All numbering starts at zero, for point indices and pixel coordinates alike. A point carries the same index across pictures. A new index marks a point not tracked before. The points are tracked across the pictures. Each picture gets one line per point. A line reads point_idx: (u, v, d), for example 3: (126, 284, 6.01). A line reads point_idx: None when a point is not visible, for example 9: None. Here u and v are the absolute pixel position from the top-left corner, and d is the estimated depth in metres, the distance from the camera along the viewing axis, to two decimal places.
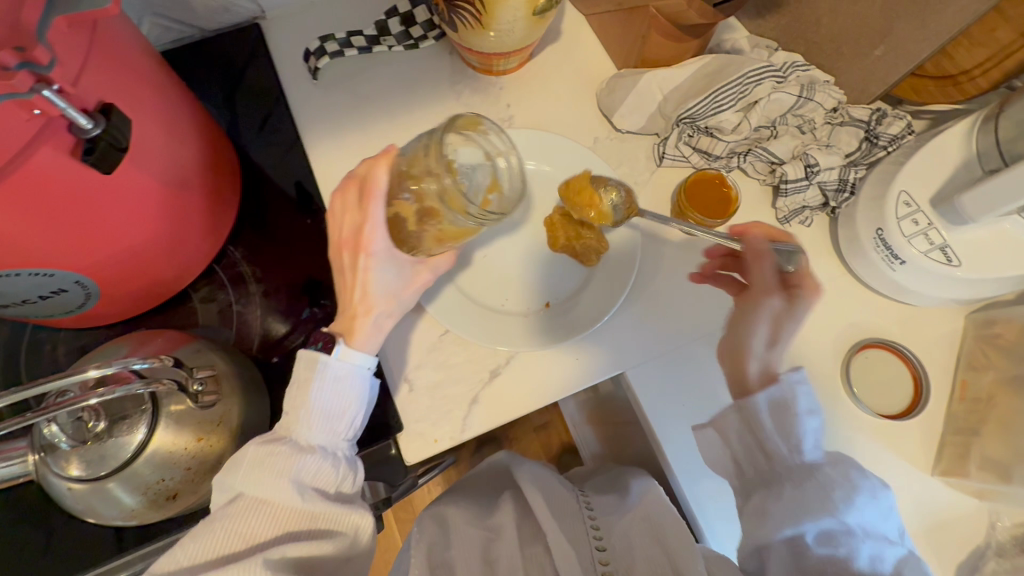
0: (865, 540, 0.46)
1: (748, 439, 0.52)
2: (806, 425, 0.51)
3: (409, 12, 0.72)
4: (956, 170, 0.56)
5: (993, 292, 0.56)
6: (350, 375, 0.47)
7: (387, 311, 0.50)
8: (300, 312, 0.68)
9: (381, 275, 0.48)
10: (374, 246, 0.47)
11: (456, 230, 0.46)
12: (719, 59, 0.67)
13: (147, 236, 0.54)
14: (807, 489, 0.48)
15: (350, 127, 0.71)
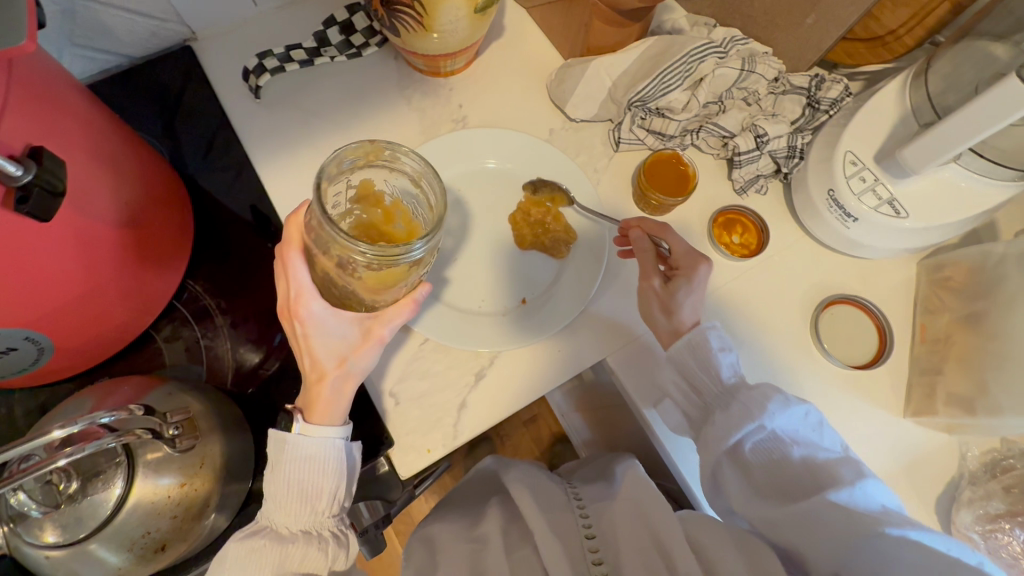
0: (797, 447, 0.48)
1: (681, 381, 0.55)
2: (722, 359, 0.53)
3: (348, 19, 0.70)
4: (895, 126, 0.58)
5: (940, 238, 0.60)
6: (319, 452, 0.48)
7: (343, 374, 0.49)
8: (271, 338, 0.66)
9: (323, 337, 0.48)
10: (303, 313, 0.47)
11: (380, 276, 0.43)
12: (662, 41, 0.68)
13: (93, 282, 0.51)
14: (731, 410, 0.50)
15: (301, 144, 0.69)
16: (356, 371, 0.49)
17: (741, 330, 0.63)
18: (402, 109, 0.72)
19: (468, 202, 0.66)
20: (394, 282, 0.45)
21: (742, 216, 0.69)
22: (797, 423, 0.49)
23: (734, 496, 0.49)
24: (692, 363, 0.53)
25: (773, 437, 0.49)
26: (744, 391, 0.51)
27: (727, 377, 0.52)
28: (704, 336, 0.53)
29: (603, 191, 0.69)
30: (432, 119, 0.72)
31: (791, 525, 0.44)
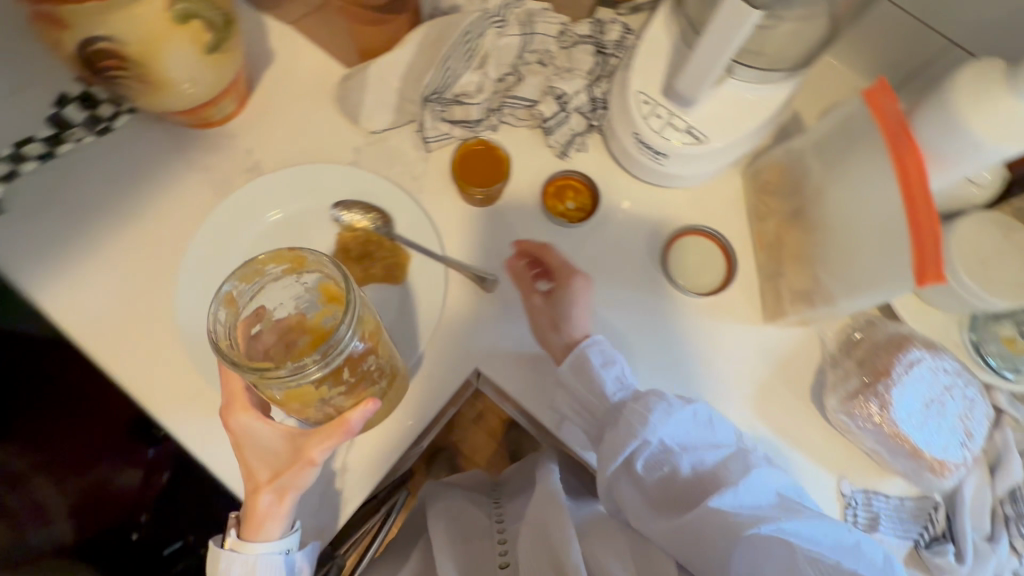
0: (686, 454, 0.50)
1: (572, 403, 0.56)
2: (607, 375, 0.54)
3: (84, 91, 0.59)
4: (672, 54, 0.57)
5: (747, 148, 0.61)
6: (254, 567, 0.48)
7: (276, 489, 0.47)
8: (144, 456, 0.74)
9: (257, 451, 0.48)
10: (241, 425, 0.48)
11: (296, 390, 0.43)
12: (434, 27, 0.61)
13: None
14: (619, 427, 0.51)
15: (75, 249, 0.60)
16: (289, 486, 0.47)
17: (599, 294, 0.63)
18: (183, 174, 0.63)
19: None
20: (319, 392, 0.44)
21: (571, 179, 0.67)
22: (684, 424, 0.51)
23: (630, 507, 0.50)
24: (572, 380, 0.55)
25: (663, 448, 0.50)
26: (628, 405, 0.51)
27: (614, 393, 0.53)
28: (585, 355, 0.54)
29: (427, 197, 0.65)
30: (221, 176, 0.64)
31: (679, 533, 0.47)
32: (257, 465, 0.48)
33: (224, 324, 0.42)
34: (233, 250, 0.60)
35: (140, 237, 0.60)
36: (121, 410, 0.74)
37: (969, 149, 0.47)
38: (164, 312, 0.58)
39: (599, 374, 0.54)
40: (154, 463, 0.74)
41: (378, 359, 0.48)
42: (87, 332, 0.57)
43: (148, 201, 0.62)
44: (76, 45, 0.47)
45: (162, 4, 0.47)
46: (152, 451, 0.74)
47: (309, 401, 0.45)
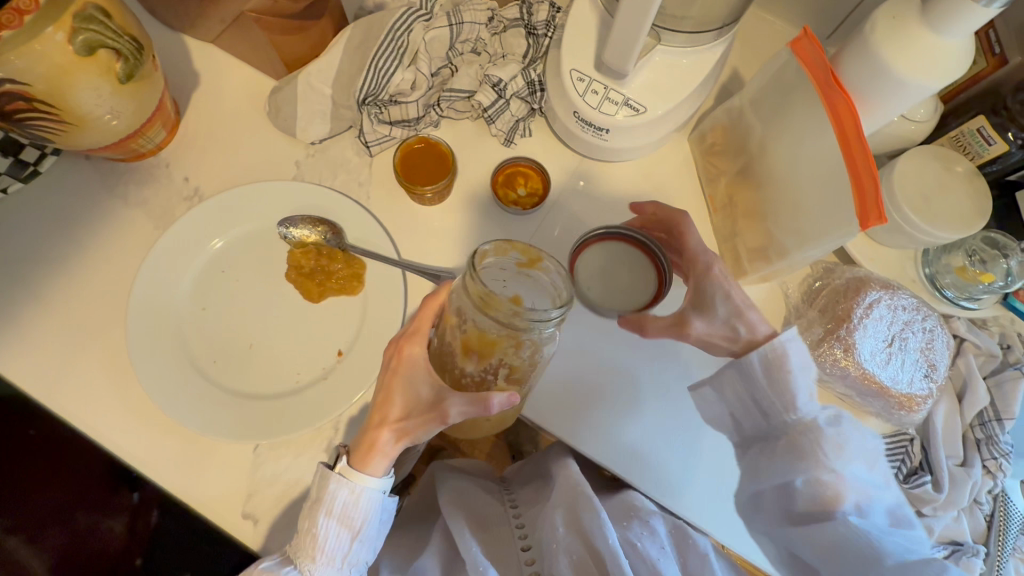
0: (853, 484, 0.46)
1: (744, 393, 0.51)
2: (799, 381, 0.48)
3: (2, 137, 0.56)
4: (599, 26, 0.57)
5: (687, 113, 0.61)
6: (357, 500, 0.43)
7: (398, 431, 0.42)
8: (128, 503, 0.76)
9: (408, 383, 0.43)
10: (400, 358, 0.44)
11: (485, 336, 0.39)
12: (358, 28, 0.61)
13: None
14: (801, 443, 0.48)
15: (14, 305, 0.58)
16: (412, 435, 0.42)
17: None
18: (121, 211, 0.61)
19: (239, 282, 0.59)
20: (500, 353, 0.41)
21: (518, 166, 0.66)
22: (860, 454, 0.48)
23: (773, 519, 0.50)
24: (760, 378, 0.50)
25: (836, 477, 0.46)
26: (818, 430, 0.48)
27: (784, 407, 0.49)
28: (784, 353, 0.49)
29: (375, 203, 0.64)
30: (162, 208, 0.62)
31: (817, 556, 0.47)
32: (395, 396, 0.43)
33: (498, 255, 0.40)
34: (182, 281, 0.58)
35: (85, 281, 0.59)
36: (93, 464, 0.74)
37: (895, 88, 0.47)
38: (120, 355, 0.57)
39: (798, 378, 0.48)
40: (142, 505, 0.77)
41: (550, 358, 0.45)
42: (39, 386, 0.56)
43: (88, 244, 0.60)
44: None
45: (62, 37, 0.46)
46: (137, 494, 0.77)
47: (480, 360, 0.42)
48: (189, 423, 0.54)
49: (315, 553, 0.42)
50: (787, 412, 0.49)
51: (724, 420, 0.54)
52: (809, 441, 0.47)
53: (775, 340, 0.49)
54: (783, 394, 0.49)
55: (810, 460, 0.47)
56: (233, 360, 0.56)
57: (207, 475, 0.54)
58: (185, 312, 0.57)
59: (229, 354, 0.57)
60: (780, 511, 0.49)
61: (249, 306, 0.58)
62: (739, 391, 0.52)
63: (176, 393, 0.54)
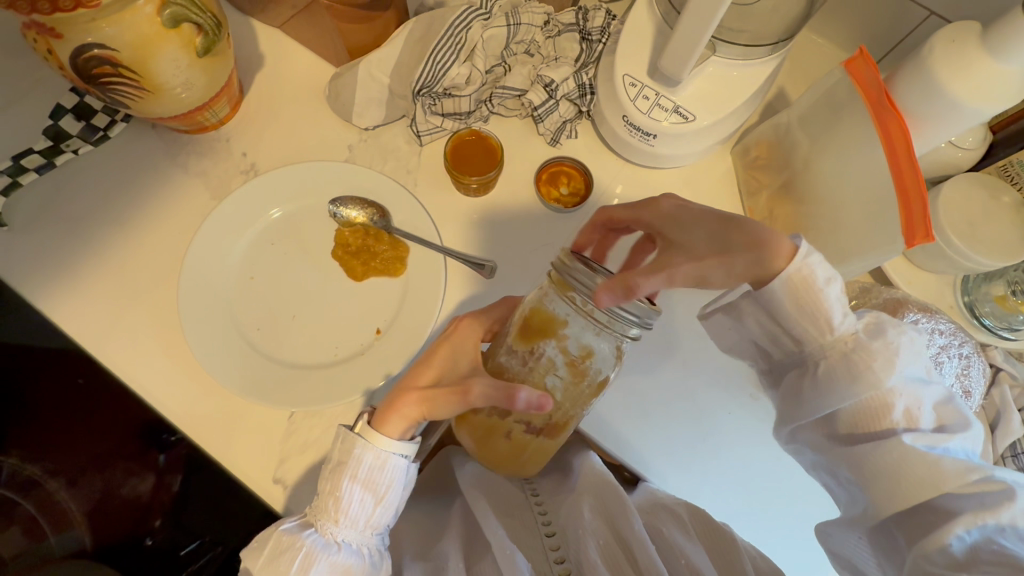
0: (901, 396, 0.41)
1: (765, 321, 0.46)
2: (830, 297, 0.42)
3: (78, 102, 0.61)
4: (654, 35, 0.58)
5: (734, 125, 0.62)
6: (382, 464, 0.43)
7: (422, 397, 0.44)
8: (157, 461, 0.72)
9: (454, 356, 0.47)
10: (455, 336, 0.48)
11: (550, 321, 0.43)
12: (420, 22, 0.64)
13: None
14: (840, 361, 0.43)
15: (74, 260, 0.60)
16: (434, 404, 0.43)
17: None
18: (181, 179, 0.64)
19: (286, 257, 0.61)
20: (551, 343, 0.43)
21: (562, 165, 0.68)
22: (909, 360, 0.42)
23: (814, 437, 0.46)
24: (785, 306, 0.43)
25: (881, 388, 0.42)
26: (857, 342, 0.43)
27: (812, 332, 0.43)
28: (809, 272, 0.42)
29: (421, 191, 0.66)
30: (219, 179, 0.65)
31: (861, 473, 0.42)
32: (432, 368, 0.46)
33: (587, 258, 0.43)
34: (233, 250, 0.60)
35: (143, 243, 0.61)
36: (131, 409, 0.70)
37: (948, 112, 0.48)
38: (169, 315, 0.59)
39: (825, 294, 0.42)
40: (167, 469, 0.72)
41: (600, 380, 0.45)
42: (90, 338, 0.58)
43: (149, 208, 0.63)
44: (70, 55, 0.48)
45: (151, 10, 0.48)
46: (163, 457, 0.72)
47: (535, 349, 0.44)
48: (231, 385, 0.55)
49: (337, 514, 0.43)
50: (820, 336, 0.43)
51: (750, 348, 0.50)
52: (848, 361, 0.43)
53: (794, 261, 0.42)
54: (812, 313, 0.43)
55: (855, 381, 0.42)
56: (275, 330, 0.58)
57: (242, 438, 0.56)
58: (234, 280, 0.60)
59: (272, 323, 0.59)
60: (822, 436, 0.45)
61: (294, 280, 0.60)
62: (762, 320, 0.46)
63: (220, 356, 0.56)
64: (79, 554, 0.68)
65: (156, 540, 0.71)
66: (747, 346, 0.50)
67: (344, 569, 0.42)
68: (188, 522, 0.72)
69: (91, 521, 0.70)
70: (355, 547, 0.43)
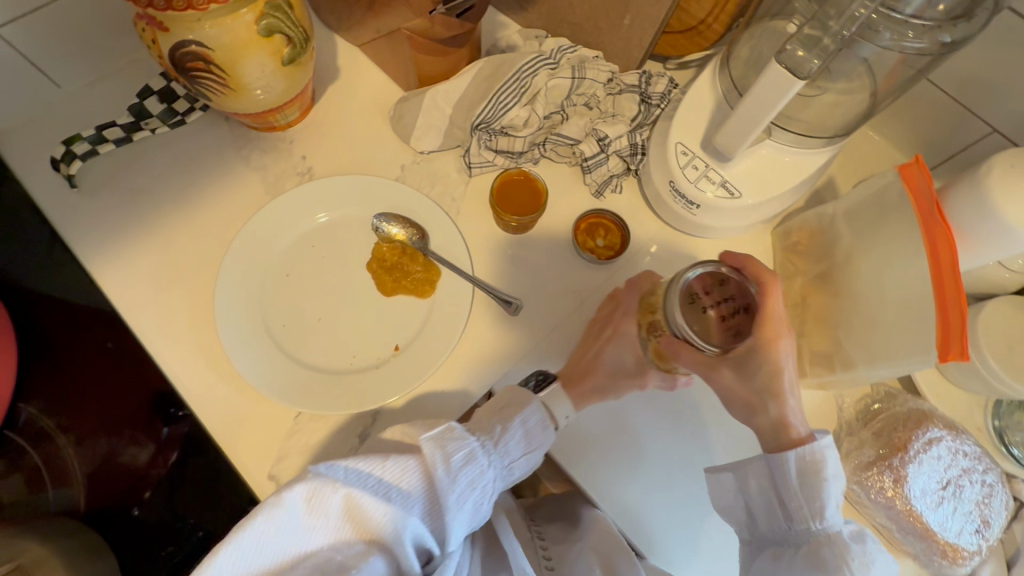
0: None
1: (766, 488, 0.47)
2: (830, 489, 0.44)
3: (164, 86, 0.66)
4: (712, 110, 0.60)
5: (778, 207, 0.62)
6: (541, 425, 0.51)
7: (605, 383, 0.56)
8: (158, 435, 0.65)
9: (615, 352, 0.56)
10: (623, 327, 0.56)
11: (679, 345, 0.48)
12: (491, 62, 0.68)
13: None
14: (824, 550, 0.43)
15: (130, 226, 0.64)
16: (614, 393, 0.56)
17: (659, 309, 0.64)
18: (241, 170, 0.68)
19: (324, 260, 0.63)
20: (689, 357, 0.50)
21: (602, 218, 0.69)
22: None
23: None
24: (791, 481, 0.45)
25: None
26: (843, 541, 0.44)
27: (809, 516, 0.45)
28: (821, 458, 0.45)
29: (463, 220, 0.68)
30: (276, 176, 0.68)
31: None
32: (598, 356, 0.57)
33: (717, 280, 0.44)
34: (277, 244, 0.63)
35: (194, 223, 0.65)
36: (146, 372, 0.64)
37: (1000, 233, 0.47)
38: (203, 296, 0.61)
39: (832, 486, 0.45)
40: (167, 444, 0.65)
41: None
42: (125, 303, 0.61)
43: (206, 192, 0.66)
44: (170, 47, 0.52)
45: (251, 18, 0.52)
46: (167, 431, 0.66)
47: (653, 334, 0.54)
48: (247, 372, 0.57)
49: (500, 438, 0.48)
50: (812, 519, 0.45)
51: (737, 513, 0.50)
52: (832, 545, 0.44)
53: (814, 444, 0.45)
54: (813, 499, 0.45)
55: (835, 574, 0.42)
56: (300, 328, 0.60)
57: (247, 428, 0.57)
58: (270, 274, 0.62)
59: (299, 320, 0.60)
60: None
61: (326, 283, 0.62)
62: (764, 489, 0.47)
63: (241, 343, 0.58)
64: (69, 514, 0.63)
65: (143, 513, 0.65)
66: (735, 511, 0.50)
67: (480, 488, 0.44)
68: (178, 503, 0.65)
69: (90, 484, 0.64)
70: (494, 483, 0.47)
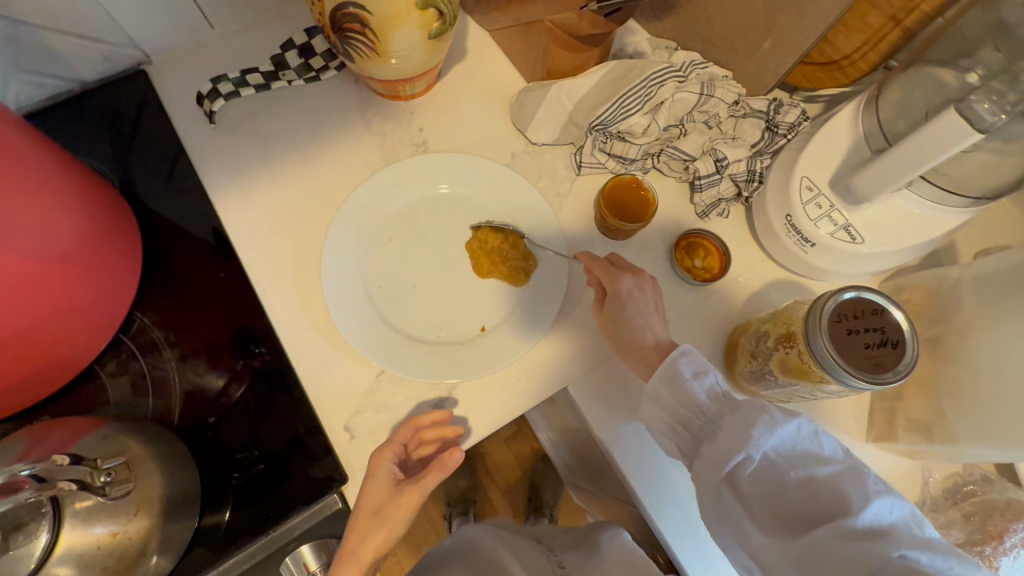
0: (790, 461, 0.43)
1: (666, 417, 0.51)
2: (698, 388, 0.49)
3: (307, 42, 0.68)
4: (849, 151, 0.58)
5: (898, 261, 0.60)
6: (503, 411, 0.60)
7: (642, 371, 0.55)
8: (233, 363, 0.61)
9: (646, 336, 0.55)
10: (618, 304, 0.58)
11: (800, 364, 0.49)
12: (622, 64, 0.67)
13: (65, 307, 0.52)
14: (720, 435, 0.46)
15: (255, 167, 0.67)
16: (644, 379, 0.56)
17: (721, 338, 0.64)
18: (362, 132, 0.70)
19: (427, 231, 0.65)
20: (803, 382, 0.49)
21: (704, 240, 0.68)
22: (793, 441, 0.44)
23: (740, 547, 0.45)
24: (665, 394, 0.51)
25: (763, 456, 0.44)
26: (727, 414, 0.47)
27: (750, 473, 0.44)
28: (677, 370, 0.50)
29: (564, 216, 0.69)
30: (392, 143, 0.70)
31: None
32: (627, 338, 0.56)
33: (869, 305, 0.46)
34: (387, 207, 0.65)
35: (312, 175, 0.68)
36: (251, 304, 0.63)
37: None
38: (311, 245, 0.64)
39: (767, 433, 0.44)
40: (239, 375, 0.60)
41: (801, 397, 0.53)
42: (240, 239, 0.64)
43: (327, 147, 0.69)
44: (333, 7, 0.55)
45: None
46: (240, 364, 0.61)
47: (747, 356, 0.57)
48: (343, 326, 0.59)
49: None
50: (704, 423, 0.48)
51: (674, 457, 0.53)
52: (797, 492, 0.42)
53: (667, 363, 0.51)
54: (707, 407, 0.49)
55: (729, 444, 0.45)
56: (395, 292, 0.62)
57: (332, 377, 0.59)
58: (375, 236, 0.64)
59: (396, 284, 0.62)
60: (780, 560, 0.42)
61: (427, 253, 0.64)
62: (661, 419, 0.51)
63: (341, 297, 0.60)
64: (161, 421, 0.59)
65: (217, 434, 0.58)
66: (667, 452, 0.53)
67: None
68: (262, 434, 0.58)
69: (180, 400, 0.60)
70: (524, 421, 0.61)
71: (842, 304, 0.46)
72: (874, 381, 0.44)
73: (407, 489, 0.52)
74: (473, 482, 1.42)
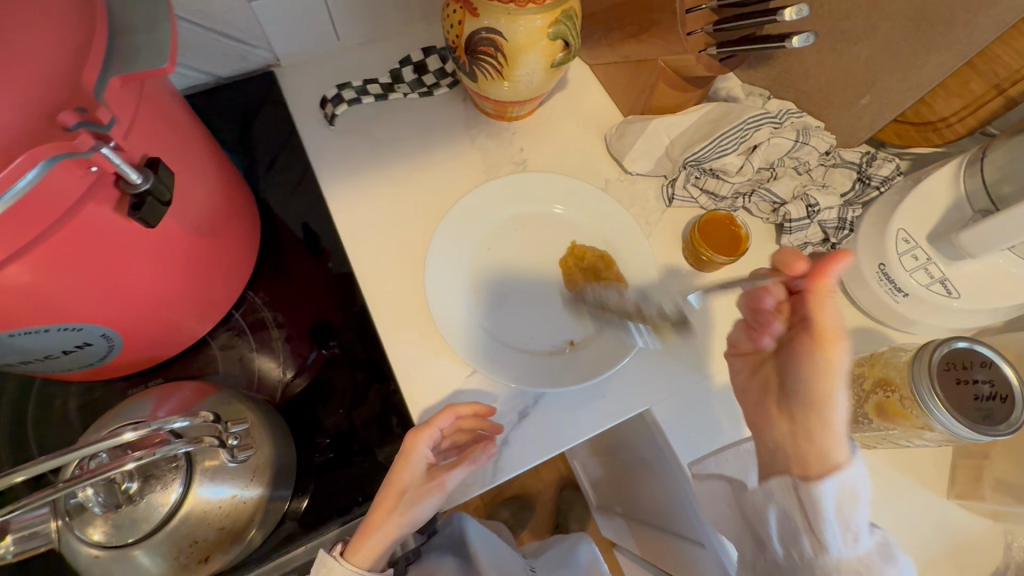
0: None
1: (790, 515, 0.48)
2: (860, 514, 0.45)
3: (422, 61, 0.75)
4: (948, 209, 0.60)
5: (991, 319, 0.60)
6: (549, 429, 0.61)
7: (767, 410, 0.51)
8: (306, 355, 0.65)
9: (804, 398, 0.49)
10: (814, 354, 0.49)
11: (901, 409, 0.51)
12: (720, 107, 0.71)
13: (203, 286, 0.57)
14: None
15: (366, 168, 0.72)
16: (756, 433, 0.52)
17: None
18: (467, 146, 0.75)
19: (522, 244, 0.68)
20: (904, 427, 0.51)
21: None
22: None
23: None
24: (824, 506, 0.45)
25: None
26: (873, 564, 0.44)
27: None
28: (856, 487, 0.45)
29: (654, 244, 0.71)
30: (494, 159, 0.74)
31: None
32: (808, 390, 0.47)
33: (982, 360, 0.47)
34: (488, 218, 0.68)
35: (418, 182, 0.72)
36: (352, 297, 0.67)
37: None
38: (413, 246, 0.68)
39: None
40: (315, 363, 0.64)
41: (892, 441, 0.55)
42: (347, 234, 0.68)
43: (433, 157, 0.73)
44: (471, 30, 0.61)
45: (542, 23, 0.59)
46: (316, 354, 0.65)
47: None
48: (441, 325, 0.61)
49: None
50: (840, 545, 0.45)
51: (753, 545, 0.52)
52: None
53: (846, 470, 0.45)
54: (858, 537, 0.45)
55: None
56: (490, 298, 0.65)
57: (426, 372, 0.62)
58: (473, 243, 0.67)
59: (491, 291, 0.65)
60: None
61: (521, 265, 0.67)
62: (791, 513, 0.47)
63: (441, 299, 0.63)
64: (267, 401, 0.63)
65: (324, 414, 0.63)
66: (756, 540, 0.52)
67: None
68: (355, 419, 0.63)
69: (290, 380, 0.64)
70: (557, 440, 0.60)
71: (953, 352, 0.48)
72: (981, 427, 0.45)
73: (438, 475, 0.54)
74: (500, 502, 1.41)
